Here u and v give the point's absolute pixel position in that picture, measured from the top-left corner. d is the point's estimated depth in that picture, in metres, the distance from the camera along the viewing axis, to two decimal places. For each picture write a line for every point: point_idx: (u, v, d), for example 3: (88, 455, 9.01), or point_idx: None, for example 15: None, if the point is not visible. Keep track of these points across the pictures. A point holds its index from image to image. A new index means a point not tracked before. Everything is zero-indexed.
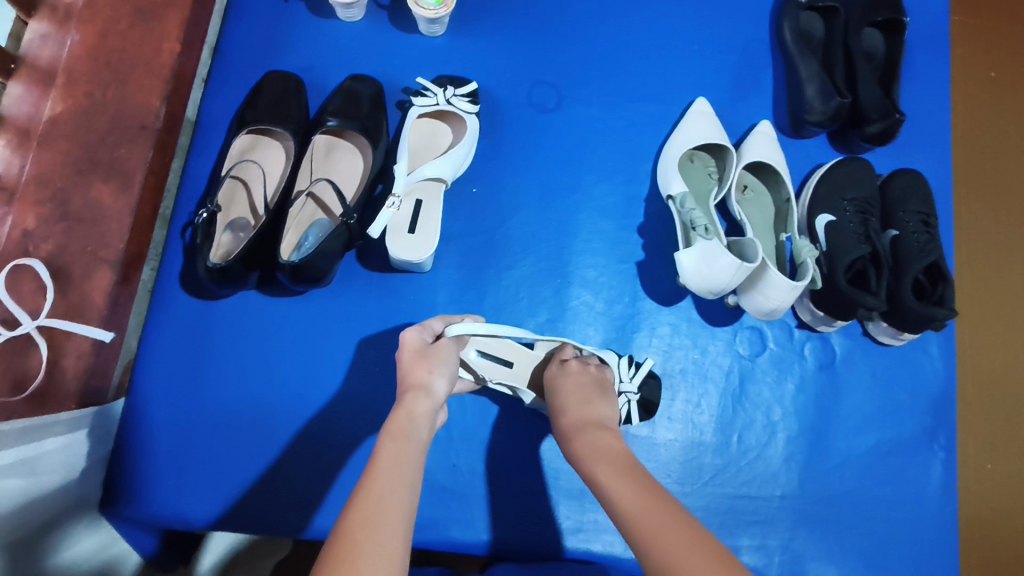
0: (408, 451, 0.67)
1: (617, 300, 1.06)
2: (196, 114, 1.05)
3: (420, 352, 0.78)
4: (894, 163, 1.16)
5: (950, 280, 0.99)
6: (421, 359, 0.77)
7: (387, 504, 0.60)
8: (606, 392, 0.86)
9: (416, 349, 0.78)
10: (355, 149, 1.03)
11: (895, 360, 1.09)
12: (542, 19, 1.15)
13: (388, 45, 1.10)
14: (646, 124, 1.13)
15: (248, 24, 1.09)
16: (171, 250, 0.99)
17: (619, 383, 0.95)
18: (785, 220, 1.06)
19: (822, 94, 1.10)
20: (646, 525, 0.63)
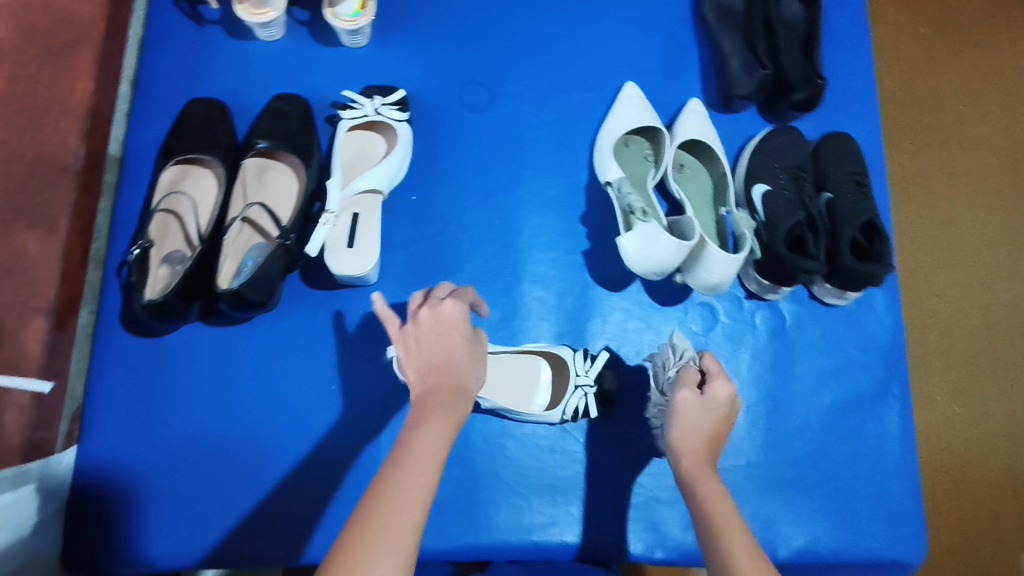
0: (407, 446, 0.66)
1: (568, 291, 1.07)
2: (120, 149, 1.04)
3: (463, 340, 0.73)
4: (825, 127, 1.18)
5: (885, 236, 1.01)
6: (468, 353, 0.73)
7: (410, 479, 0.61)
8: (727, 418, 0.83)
9: (457, 336, 0.73)
10: (288, 168, 1.02)
11: (843, 320, 1.11)
12: (466, 19, 1.15)
13: (312, 61, 1.10)
14: (579, 114, 1.14)
15: (166, 54, 1.07)
16: (109, 292, 0.98)
17: (574, 376, 0.98)
18: (723, 193, 1.07)
19: (746, 66, 1.14)
20: None
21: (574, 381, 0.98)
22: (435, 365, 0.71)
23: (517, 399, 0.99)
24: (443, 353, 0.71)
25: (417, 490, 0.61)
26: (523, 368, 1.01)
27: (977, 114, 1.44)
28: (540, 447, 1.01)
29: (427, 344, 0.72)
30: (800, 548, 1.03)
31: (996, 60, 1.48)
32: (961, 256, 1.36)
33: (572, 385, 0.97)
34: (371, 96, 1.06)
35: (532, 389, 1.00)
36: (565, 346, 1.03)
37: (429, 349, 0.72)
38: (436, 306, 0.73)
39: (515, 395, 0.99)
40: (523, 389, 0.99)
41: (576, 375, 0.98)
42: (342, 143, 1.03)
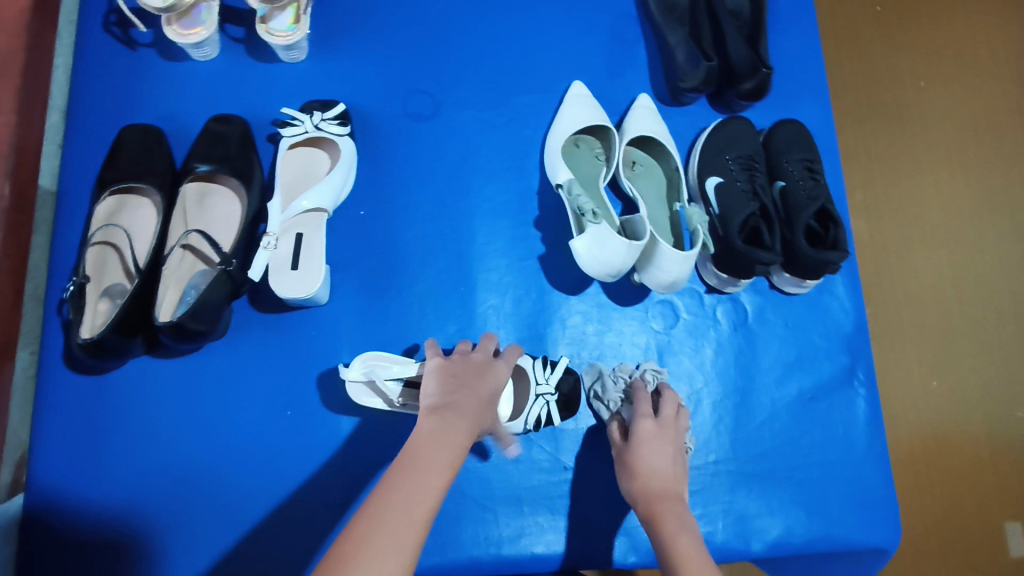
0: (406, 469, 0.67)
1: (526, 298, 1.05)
2: (55, 182, 0.99)
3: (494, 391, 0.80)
4: (775, 115, 1.17)
5: (839, 222, 1.00)
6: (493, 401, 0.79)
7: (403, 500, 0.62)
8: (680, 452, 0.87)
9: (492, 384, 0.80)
10: (230, 192, 1.00)
11: (804, 308, 1.11)
12: (408, 26, 1.12)
13: (250, 80, 1.07)
14: (527, 116, 1.12)
15: (97, 81, 1.04)
16: (50, 331, 0.94)
17: (535, 385, 0.97)
18: (676, 189, 1.06)
19: (690, 58, 1.11)
20: None
21: (534, 390, 0.97)
22: (463, 389, 0.77)
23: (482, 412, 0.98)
24: (476, 389, 0.78)
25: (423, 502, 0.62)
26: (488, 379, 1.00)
27: (936, 89, 1.44)
28: (505, 459, 1.00)
29: (464, 378, 0.79)
30: (774, 542, 1.02)
31: (949, 34, 1.48)
32: (927, 232, 1.35)
33: (533, 394, 0.96)
34: (311, 112, 1.04)
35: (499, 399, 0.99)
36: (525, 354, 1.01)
37: (467, 379, 0.79)
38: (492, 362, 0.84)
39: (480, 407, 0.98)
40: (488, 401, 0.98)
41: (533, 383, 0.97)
42: (283, 162, 1.01)
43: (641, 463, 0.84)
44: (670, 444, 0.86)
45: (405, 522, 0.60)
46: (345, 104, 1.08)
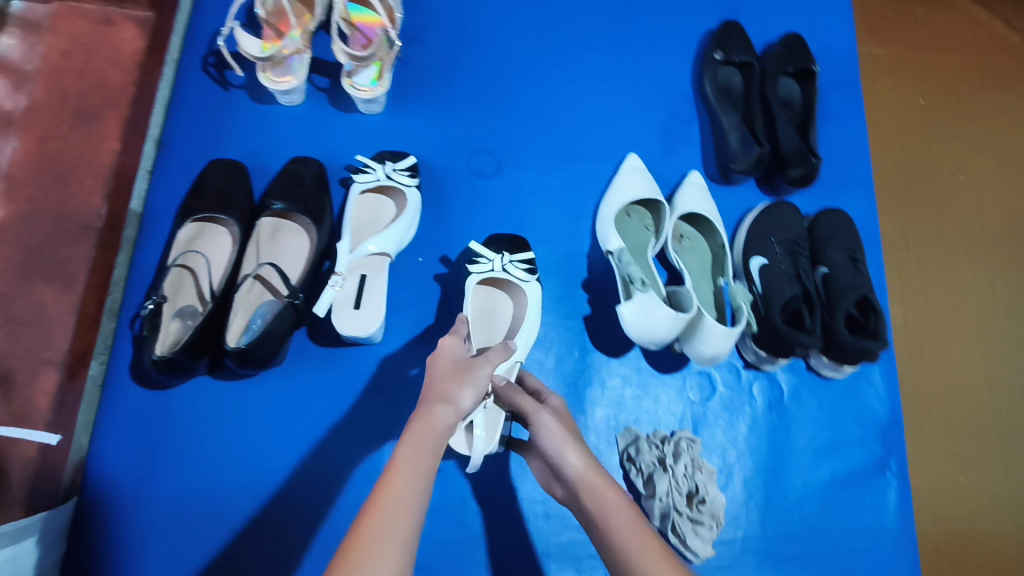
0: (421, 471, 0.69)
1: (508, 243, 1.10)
2: (142, 205, 1.06)
3: (456, 367, 0.76)
4: (822, 202, 1.22)
5: (880, 311, 1.03)
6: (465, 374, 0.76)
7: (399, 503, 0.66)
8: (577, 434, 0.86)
9: (452, 366, 0.76)
10: (301, 229, 1.06)
11: (840, 393, 1.13)
12: (480, 88, 1.20)
13: (329, 127, 1.15)
14: (583, 183, 1.18)
15: (191, 117, 1.12)
16: (120, 343, 1.00)
17: (501, 261, 1.02)
18: (721, 264, 1.10)
19: (743, 143, 1.16)
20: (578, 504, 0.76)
21: (504, 264, 1.02)
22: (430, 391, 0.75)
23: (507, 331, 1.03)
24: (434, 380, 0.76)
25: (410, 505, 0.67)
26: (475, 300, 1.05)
27: (977, 185, 1.48)
28: (536, 513, 1.02)
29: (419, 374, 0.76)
30: None
31: (990, 135, 1.53)
32: (963, 326, 1.37)
33: (506, 265, 1.02)
34: (383, 161, 1.11)
35: (499, 308, 1.05)
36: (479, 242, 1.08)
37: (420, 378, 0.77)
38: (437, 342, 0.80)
39: (499, 330, 1.04)
40: (498, 324, 1.04)
41: (496, 273, 1.02)
42: (354, 206, 1.07)
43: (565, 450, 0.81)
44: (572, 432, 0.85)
45: (400, 527, 0.65)
46: (415, 157, 1.15)
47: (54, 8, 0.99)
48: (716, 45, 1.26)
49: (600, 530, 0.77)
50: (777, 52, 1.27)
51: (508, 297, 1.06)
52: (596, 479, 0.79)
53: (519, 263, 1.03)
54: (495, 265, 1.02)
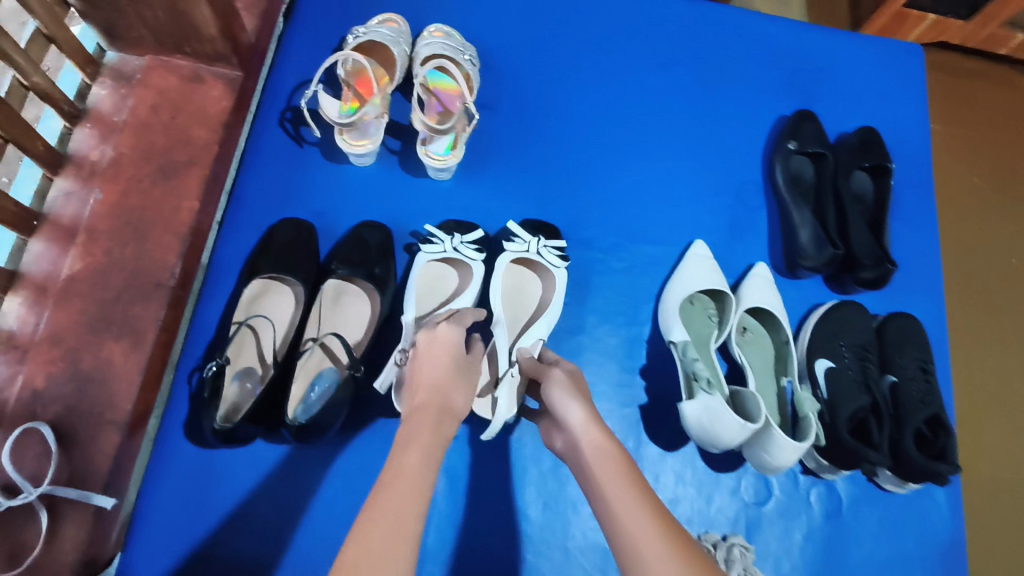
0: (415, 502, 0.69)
1: (550, 233, 1.13)
2: (209, 257, 1.07)
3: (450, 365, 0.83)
4: (891, 303, 1.18)
5: (951, 431, 0.99)
6: (458, 373, 0.84)
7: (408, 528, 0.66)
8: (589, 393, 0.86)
9: (442, 354, 0.84)
10: (364, 293, 1.06)
11: (900, 508, 1.09)
12: (549, 157, 1.20)
13: (398, 191, 1.15)
14: (648, 266, 1.17)
15: (264, 171, 1.12)
16: (176, 399, 0.99)
17: (531, 244, 1.07)
18: (785, 362, 1.08)
19: (816, 241, 1.13)
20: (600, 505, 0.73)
21: (536, 247, 1.07)
22: (429, 386, 0.81)
23: (532, 312, 1.10)
24: (433, 373, 0.82)
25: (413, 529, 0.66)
26: (507, 280, 1.12)
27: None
28: None
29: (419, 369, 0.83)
30: None
31: None
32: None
33: (537, 248, 1.07)
34: (450, 232, 1.10)
35: (528, 290, 1.12)
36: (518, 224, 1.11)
37: (420, 371, 0.83)
38: (432, 331, 0.85)
39: (526, 309, 1.11)
40: (525, 304, 1.11)
41: (530, 255, 1.06)
42: (419, 275, 1.07)
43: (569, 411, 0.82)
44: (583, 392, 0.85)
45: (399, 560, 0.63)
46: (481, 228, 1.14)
47: (146, 61, 1.01)
48: (789, 134, 1.23)
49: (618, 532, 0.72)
50: (851, 145, 1.23)
51: (539, 278, 1.13)
52: (596, 431, 0.79)
53: (552, 248, 1.07)
54: (530, 248, 1.07)
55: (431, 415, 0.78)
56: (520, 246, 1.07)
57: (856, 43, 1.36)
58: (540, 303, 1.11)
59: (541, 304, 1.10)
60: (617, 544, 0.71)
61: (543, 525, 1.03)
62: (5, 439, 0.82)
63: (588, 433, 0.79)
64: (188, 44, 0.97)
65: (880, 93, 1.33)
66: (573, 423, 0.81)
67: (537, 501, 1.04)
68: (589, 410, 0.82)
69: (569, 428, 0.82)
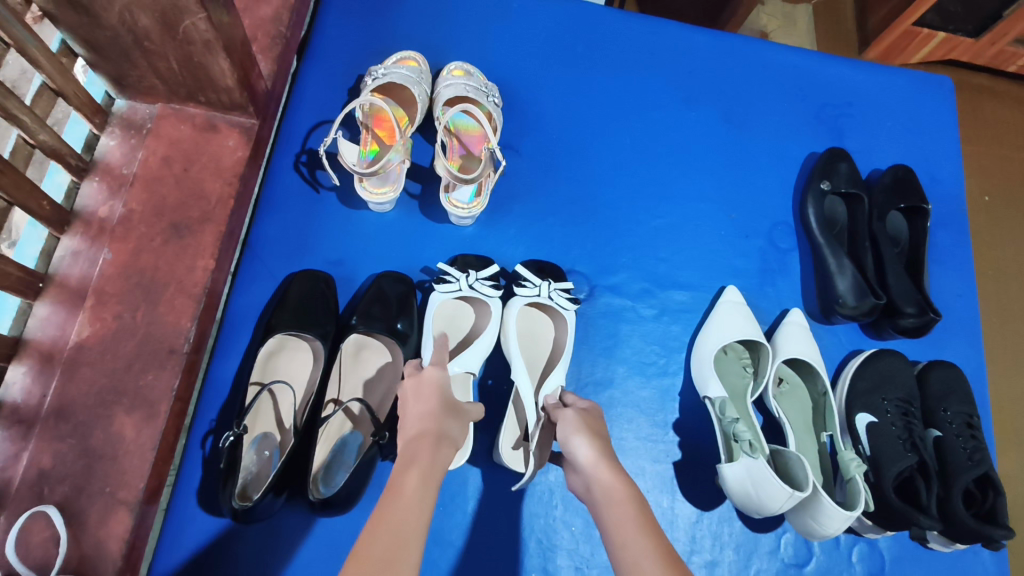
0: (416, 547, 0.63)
1: (555, 273, 1.09)
2: (223, 310, 1.02)
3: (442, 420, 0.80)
4: (929, 349, 1.15)
5: (1003, 492, 0.95)
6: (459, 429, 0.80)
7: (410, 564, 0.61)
8: (603, 436, 0.83)
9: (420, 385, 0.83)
10: (384, 348, 1.01)
11: (945, 565, 1.04)
12: (573, 198, 1.16)
13: (420, 237, 1.10)
14: (678, 313, 1.13)
15: (279, 219, 1.07)
16: (189, 465, 0.93)
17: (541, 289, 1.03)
18: (824, 415, 1.03)
19: (855, 289, 1.08)
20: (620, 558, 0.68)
21: (547, 290, 1.03)
22: (419, 418, 0.78)
23: (548, 358, 1.06)
24: (423, 406, 0.80)
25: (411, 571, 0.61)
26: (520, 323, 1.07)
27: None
28: None
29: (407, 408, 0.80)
30: None
31: None
32: None
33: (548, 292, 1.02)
34: (465, 269, 1.05)
35: (543, 333, 1.08)
36: (523, 267, 1.08)
37: (409, 410, 0.80)
38: (419, 374, 0.85)
39: (541, 355, 1.07)
40: (540, 349, 1.07)
41: (541, 299, 1.02)
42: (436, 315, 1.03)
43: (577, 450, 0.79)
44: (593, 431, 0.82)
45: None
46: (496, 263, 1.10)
47: (157, 110, 0.96)
48: (821, 174, 1.19)
49: None
50: (885, 185, 1.19)
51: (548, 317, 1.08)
52: (605, 469, 0.75)
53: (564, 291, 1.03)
54: (542, 292, 1.02)
55: (435, 450, 0.74)
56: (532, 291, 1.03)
57: (884, 76, 1.32)
58: (555, 347, 1.06)
59: (555, 350, 1.05)
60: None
61: None
62: (10, 524, 0.77)
63: (599, 471, 0.76)
64: (202, 94, 0.93)
65: (910, 127, 1.30)
66: (580, 458, 0.78)
67: (568, 566, 0.99)
68: (598, 445, 0.80)
69: (579, 465, 0.78)
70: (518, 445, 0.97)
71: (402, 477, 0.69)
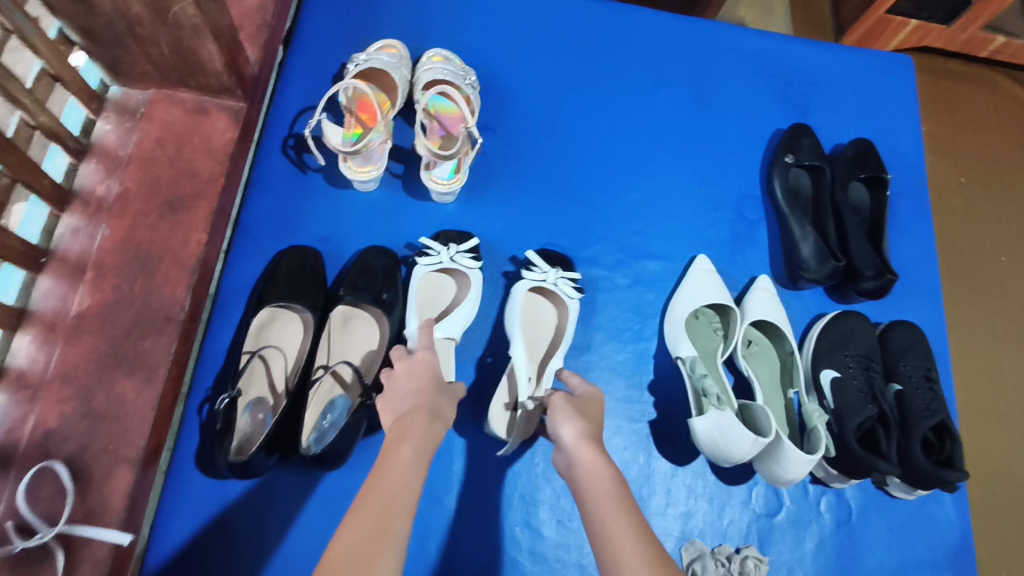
0: (404, 491, 0.68)
1: (562, 263, 1.14)
2: (217, 285, 1.07)
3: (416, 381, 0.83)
4: (893, 313, 1.20)
5: (958, 439, 1.00)
6: (440, 386, 0.85)
7: (396, 503, 0.66)
8: (592, 419, 0.84)
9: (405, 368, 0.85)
10: (371, 318, 1.06)
11: (909, 513, 1.10)
12: (550, 176, 1.22)
13: (403, 214, 1.16)
14: (651, 281, 1.19)
15: (269, 199, 1.12)
16: (187, 429, 0.98)
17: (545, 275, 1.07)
18: (791, 374, 1.09)
19: (817, 254, 1.15)
20: (591, 496, 0.73)
21: (554, 277, 1.07)
22: (413, 394, 0.81)
23: (552, 337, 1.09)
24: (413, 384, 0.83)
25: (396, 509, 0.66)
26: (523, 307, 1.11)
27: (1016, 266, 1.65)
28: None
29: (397, 385, 0.83)
30: None
31: None
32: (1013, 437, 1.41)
33: (552, 279, 1.07)
34: (446, 243, 1.10)
35: (526, 308, 1.11)
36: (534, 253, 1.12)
37: (399, 388, 0.83)
38: (410, 356, 0.87)
39: (544, 336, 1.10)
40: (543, 332, 1.10)
41: (546, 285, 1.06)
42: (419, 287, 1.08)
43: (563, 432, 0.81)
44: (584, 415, 0.83)
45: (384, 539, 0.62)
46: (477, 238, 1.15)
47: (150, 94, 1.02)
48: (786, 148, 1.25)
49: (596, 537, 0.70)
50: (847, 157, 1.25)
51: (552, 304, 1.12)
52: (587, 449, 0.77)
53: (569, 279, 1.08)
54: (547, 278, 1.07)
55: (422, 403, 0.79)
56: (536, 274, 1.07)
57: (848, 56, 1.38)
58: (556, 331, 1.10)
59: (558, 334, 1.09)
60: (601, 544, 0.69)
61: (557, 543, 1.04)
62: (18, 479, 0.82)
63: (578, 449, 0.78)
64: (192, 78, 0.98)
65: (873, 105, 1.36)
66: (563, 438, 0.80)
67: (550, 519, 1.05)
68: (583, 427, 0.81)
69: (563, 445, 0.80)
70: (507, 409, 1.01)
71: (397, 446, 0.73)
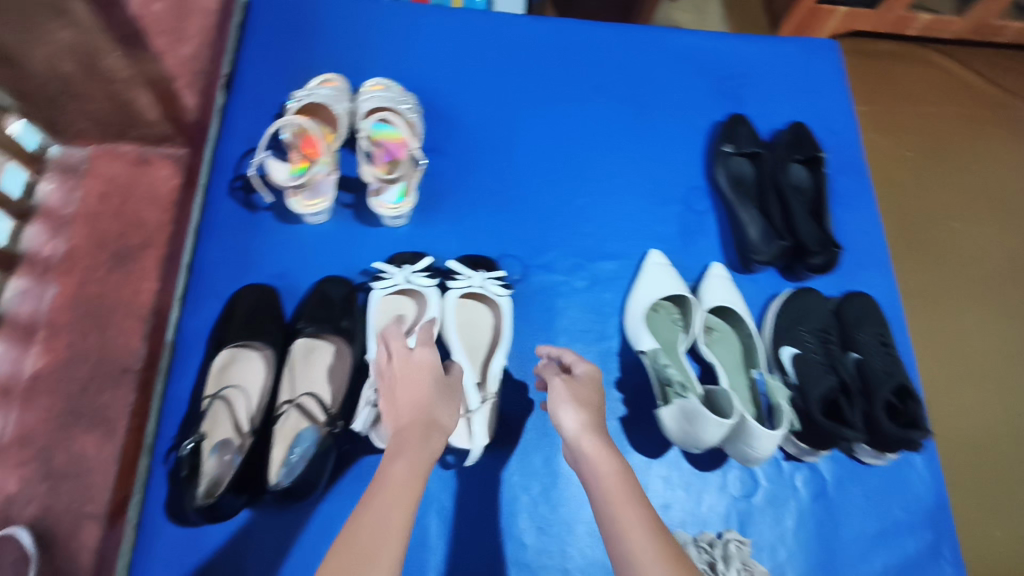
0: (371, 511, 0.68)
1: (489, 265, 1.16)
2: (174, 333, 1.05)
3: (414, 381, 0.84)
4: (845, 285, 1.24)
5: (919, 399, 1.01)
6: (439, 390, 0.85)
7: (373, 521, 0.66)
8: (594, 401, 0.85)
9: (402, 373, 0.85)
10: (332, 347, 1.05)
11: (883, 479, 1.11)
12: (498, 190, 1.24)
13: (355, 242, 1.16)
14: (608, 280, 1.20)
15: (219, 237, 1.10)
16: (154, 482, 0.94)
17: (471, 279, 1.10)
18: (754, 355, 1.09)
19: (765, 237, 1.19)
20: None
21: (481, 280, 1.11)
22: (411, 405, 0.81)
23: (490, 341, 1.10)
24: (413, 393, 0.82)
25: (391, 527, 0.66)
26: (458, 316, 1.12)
27: (968, 230, 1.70)
28: None
29: (399, 391, 0.83)
30: None
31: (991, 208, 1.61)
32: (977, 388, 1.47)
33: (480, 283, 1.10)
34: (400, 264, 1.12)
35: (480, 321, 1.11)
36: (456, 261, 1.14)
37: (399, 396, 0.83)
38: (409, 356, 0.86)
39: (483, 341, 1.10)
40: (480, 337, 1.10)
41: (474, 288, 1.09)
42: (377, 312, 1.07)
43: (566, 424, 0.82)
44: (585, 400, 0.84)
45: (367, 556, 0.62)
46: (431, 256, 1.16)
47: (89, 151, 1.10)
48: (726, 138, 1.29)
49: None
50: (784, 140, 1.28)
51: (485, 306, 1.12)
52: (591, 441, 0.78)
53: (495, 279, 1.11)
54: (474, 281, 1.10)
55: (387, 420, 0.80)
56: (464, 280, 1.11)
57: (776, 45, 1.43)
58: (494, 332, 1.10)
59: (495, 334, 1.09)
60: None
61: (539, 550, 1.04)
62: None
63: (583, 442, 0.79)
64: (133, 129, 1.08)
65: (806, 90, 1.40)
66: (568, 429, 0.81)
67: (531, 527, 1.05)
68: (584, 415, 0.82)
69: (567, 436, 0.81)
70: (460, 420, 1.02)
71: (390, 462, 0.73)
